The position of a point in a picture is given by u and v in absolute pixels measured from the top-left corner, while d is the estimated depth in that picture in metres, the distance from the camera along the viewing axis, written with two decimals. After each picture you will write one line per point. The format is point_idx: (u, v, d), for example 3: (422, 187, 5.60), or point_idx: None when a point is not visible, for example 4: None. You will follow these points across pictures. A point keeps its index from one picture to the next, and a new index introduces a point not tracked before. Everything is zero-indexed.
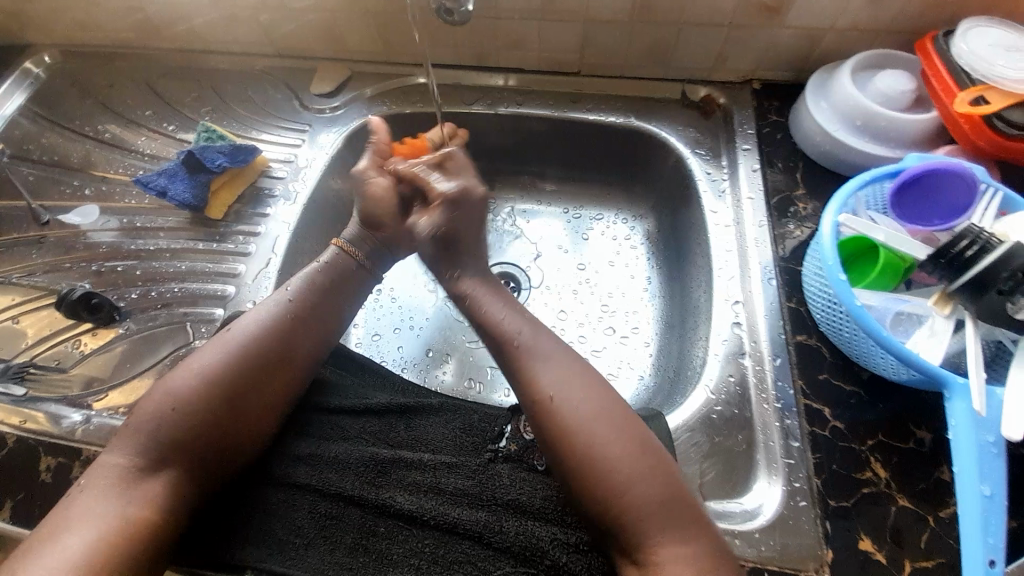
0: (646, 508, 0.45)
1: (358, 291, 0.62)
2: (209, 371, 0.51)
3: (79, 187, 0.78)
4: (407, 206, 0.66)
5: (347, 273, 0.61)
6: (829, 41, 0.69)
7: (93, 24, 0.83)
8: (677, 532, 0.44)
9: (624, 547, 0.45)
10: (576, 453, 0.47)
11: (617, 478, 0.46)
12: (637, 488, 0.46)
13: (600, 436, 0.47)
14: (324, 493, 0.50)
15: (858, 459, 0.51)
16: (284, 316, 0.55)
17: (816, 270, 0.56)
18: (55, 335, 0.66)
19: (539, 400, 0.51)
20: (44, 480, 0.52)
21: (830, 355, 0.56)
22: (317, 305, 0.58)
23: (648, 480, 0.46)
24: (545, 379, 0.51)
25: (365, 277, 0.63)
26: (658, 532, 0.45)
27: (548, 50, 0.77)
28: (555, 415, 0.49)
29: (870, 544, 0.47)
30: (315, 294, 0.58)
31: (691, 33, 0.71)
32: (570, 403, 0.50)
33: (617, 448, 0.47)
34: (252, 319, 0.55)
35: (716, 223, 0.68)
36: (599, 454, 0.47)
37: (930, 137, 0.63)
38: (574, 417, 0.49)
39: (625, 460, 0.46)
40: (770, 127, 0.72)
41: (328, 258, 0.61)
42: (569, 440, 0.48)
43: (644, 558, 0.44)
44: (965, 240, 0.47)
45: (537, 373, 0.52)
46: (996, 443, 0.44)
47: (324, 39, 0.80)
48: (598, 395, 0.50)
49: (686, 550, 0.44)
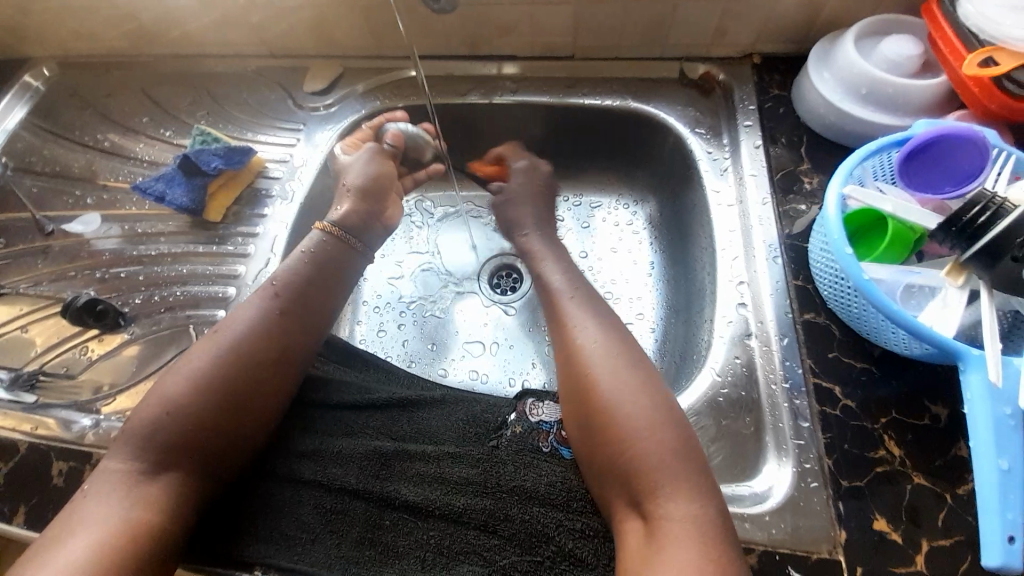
0: (651, 463, 0.45)
1: (345, 268, 0.63)
2: (202, 373, 0.51)
3: (81, 197, 0.79)
4: (374, 186, 0.68)
5: (334, 254, 0.62)
6: (832, 9, 0.66)
7: (87, 33, 0.83)
8: (687, 488, 0.44)
9: (632, 500, 0.45)
10: (598, 405, 0.48)
11: (635, 432, 0.46)
12: (649, 442, 0.46)
13: (622, 390, 0.48)
14: (329, 488, 0.50)
15: (871, 437, 0.49)
16: (269, 309, 0.56)
17: (821, 246, 0.54)
18: (62, 343, 0.67)
19: (573, 353, 0.52)
20: (55, 485, 0.53)
21: (840, 333, 0.55)
22: (303, 303, 0.57)
23: (663, 433, 0.46)
24: (582, 331, 0.54)
25: (355, 257, 0.64)
26: (667, 484, 0.44)
27: (542, 36, 0.75)
28: (580, 370, 0.51)
29: (886, 524, 0.46)
30: (297, 285, 0.58)
31: (687, 9, 0.69)
32: (598, 359, 0.51)
33: (635, 400, 0.48)
34: (242, 319, 0.55)
35: (718, 203, 0.66)
36: (615, 408, 0.48)
37: (941, 103, 0.61)
38: (596, 371, 0.50)
39: (637, 417, 0.47)
40: (772, 101, 0.70)
41: (311, 245, 0.61)
42: (592, 394, 0.49)
43: (650, 510, 0.44)
44: (976, 207, 0.45)
45: (577, 326, 0.54)
46: (1014, 415, 0.42)
47: (316, 37, 0.80)
48: (628, 355, 0.51)
49: (694, 507, 0.43)
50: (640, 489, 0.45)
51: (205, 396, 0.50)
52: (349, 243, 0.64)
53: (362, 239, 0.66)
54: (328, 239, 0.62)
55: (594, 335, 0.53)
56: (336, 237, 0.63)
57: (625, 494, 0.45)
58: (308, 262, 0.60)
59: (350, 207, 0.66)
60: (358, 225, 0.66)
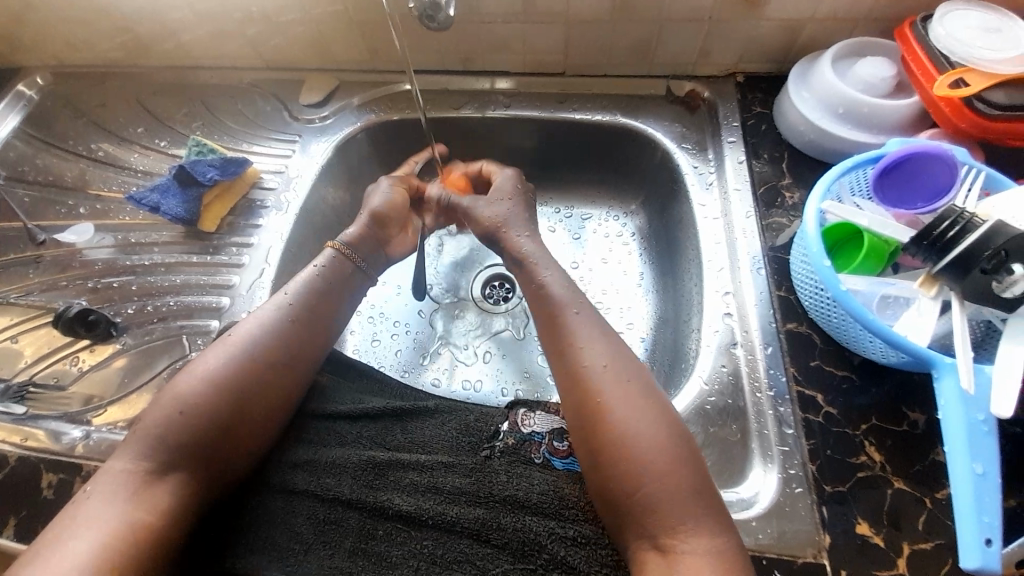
0: (660, 489, 0.45)
1: (350, 292, 0.63)
2: (212, 378, 0.51)
3: (74, 207, 0.79)
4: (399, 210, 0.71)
5: (343, 275, 0.63)
6: (810, 31, 0.69)
7: (82, 45, 0.84)
8: (704, 514, 0.45)
9: (649, 535, 0.45)
10: (614, 437, 0.48)
11: (654, 466, 0.46)
12: (669, 478, 0.46)
13: (640, 424, 0.48)
14: (323, 498, 0.50)
15: (852, 443, 0.51)
16: (284, 315, 0.57)
17: (801, 259, 0.56)
18: (53, 353, 0.67)
19: (582, 382, 0.52)
20: (45, 497, 0.53)
21: (821, 342, 0.57)
22: (316, 315, 0.58)
23: (681, 469, 0.46)
24: (592, 357, 0.53)
25: (360, 281, 0.65)
26: (689, 519, 0.44)
27: (533, 52, 0.77)
28: (594, 398, 0.50)
29: (868, 528, 0.47)
30: (314, 298, 0.59)
31: (673, 29, 0.71)
32: (608, 383, 0.51)
33: (654, 434, 0.48)
34: (257, 324, 0.55)
35: (705, 216, 0.68)
36: (633, 442, 0.47)
37: (913, 122, 0.63)
38: (610, 401, 0.50)
39: (657, 450, 0.47)
40: (755, 119, 0.73)
41: (324, 261, 0.63)
42: (601, 419, 0.49)
43: (667, 544, 0.44)
44: (947, 221, 0.47)
45: (583, 354, 0.53)
46: (987, 421, 0.44)
47: (313, 52, 0.81)
48: (641, 384, 0.51)
49: (716, 541, 0.44)
50: (658, 524, 0.45)
51: (217, 400, 0.50)
52: (356, 264, 0.64)
53: (372, 265, 0.67)
54: (339, 259, 0.63)
55: (604, 363, 0.52)
56: (345, 255, 0.64)
57: (642, 529, 0.45)
58: (320, 279, 0.61)
59: (359, 229, 0.67)
60: (368, 249, 0.67)
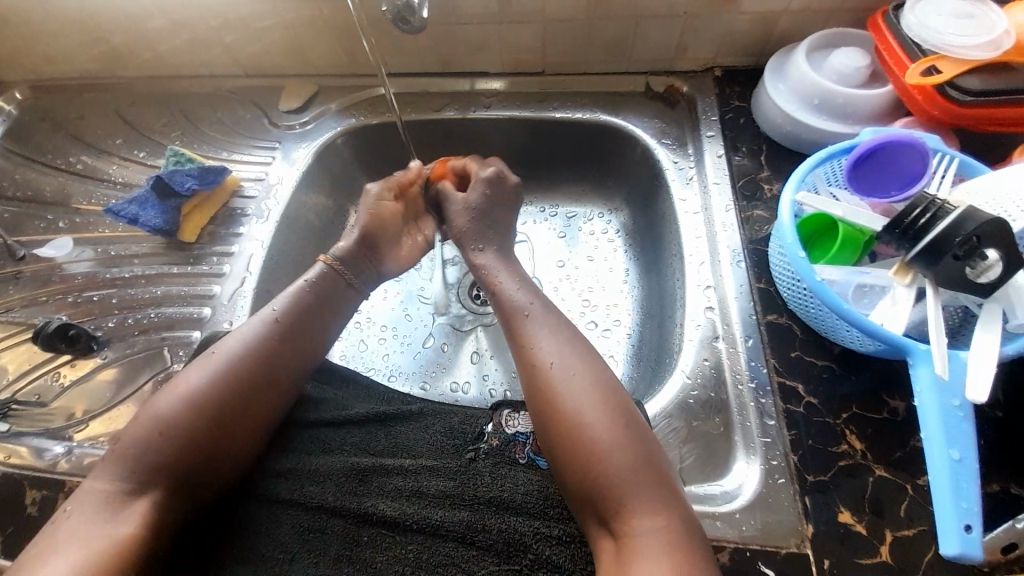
0: (623, 480, 0.45)
1: (341, 307, 0.62)
2: (189, 390, 0.51)
3: (53, 221, 0.78)
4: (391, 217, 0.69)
5: (332, 291, 0.61)
6: (785, 23, 0.70)
7: (58, 58, 0.83)
8: (672, 505, 0.44)
9: (602, 518, 0.45)
10: (565, 426, 0.48)
11: (603, 451, 0.46)
12: (616, 463, 0.46)
13: (590, 413, 0.48)
14: (306, 507, 0.50)
15: (833, 432, 0.51)
16: (260, 328, 0.56)
17: (779, 250, 0.56)
18: (35, 369, 0.66)
19: (534, 373, 0.52)
20: (29, 514, 0.53)
21: (801, 332, 0.57)
22: (297, 324, 0.57)
23: (627, 455, 0.46)
24: (544, 349, 0.53)
25: (352, 295, 0.63)
26: (636, 502, 0.44)
27: (512, 52, 0.77)
28: (545, 389, 0.50)
29: (850, 516, 0.47)
30: (296, 309, 0.58)
31: (649, 25, 0.71)
32: (564, 379, 0.50)
33: (602, 420, 0.47)
34: (238, 338, 0.55)
35: (685, 210, 0.68)
36: (583, 429, 0.47)
37: (889, 111, 0.64)
38: (560, 390, 0.50)
39: (605, 436, 0.47)
40: (733, 113, 0.73)
41: (313, 276, 0.61)
42: (554, 407, 0.49)
43: (619, 529, 0.44)
44: (918, 209, 0.47)
45: (536, 344, 0.54)
46: (962, 407, 0.44)
47: (291, 58, 0.81)
48: (590, 372, 0.51)
49: (661, 520, 0.44)
50: (610, 508, 0.45)
51: (196, 412, 0.50)
52: (346, 279, 0.63)
53: (363, 281, 0.65)
54: (330, 274, 0.62)
55: (553, 355, 0.52)
56: (337, 271, 0.62)
57: (596, 513, 0.46)
58: (303, 291, 0.60)
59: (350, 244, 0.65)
60: (360, 262, 0.65)
